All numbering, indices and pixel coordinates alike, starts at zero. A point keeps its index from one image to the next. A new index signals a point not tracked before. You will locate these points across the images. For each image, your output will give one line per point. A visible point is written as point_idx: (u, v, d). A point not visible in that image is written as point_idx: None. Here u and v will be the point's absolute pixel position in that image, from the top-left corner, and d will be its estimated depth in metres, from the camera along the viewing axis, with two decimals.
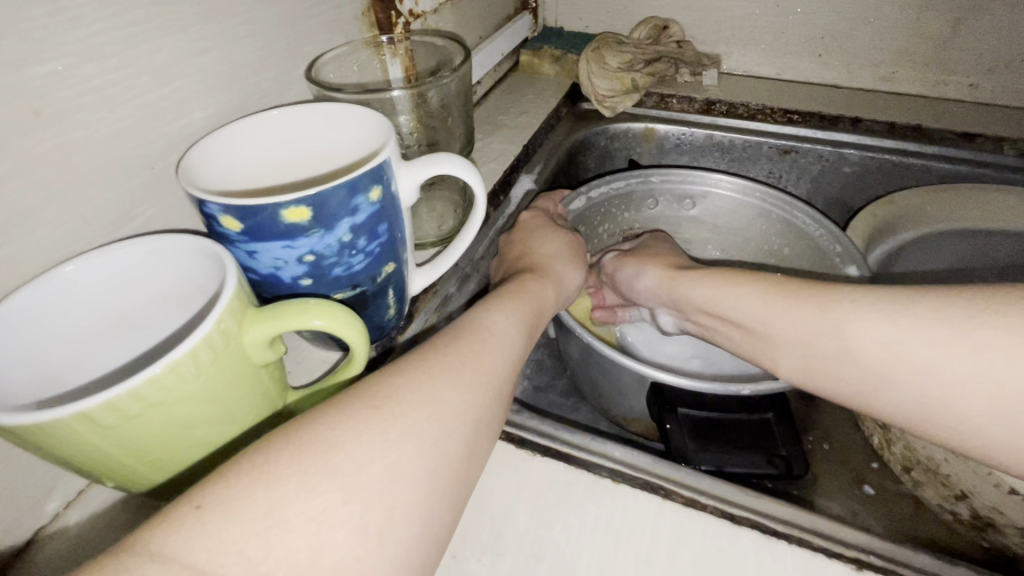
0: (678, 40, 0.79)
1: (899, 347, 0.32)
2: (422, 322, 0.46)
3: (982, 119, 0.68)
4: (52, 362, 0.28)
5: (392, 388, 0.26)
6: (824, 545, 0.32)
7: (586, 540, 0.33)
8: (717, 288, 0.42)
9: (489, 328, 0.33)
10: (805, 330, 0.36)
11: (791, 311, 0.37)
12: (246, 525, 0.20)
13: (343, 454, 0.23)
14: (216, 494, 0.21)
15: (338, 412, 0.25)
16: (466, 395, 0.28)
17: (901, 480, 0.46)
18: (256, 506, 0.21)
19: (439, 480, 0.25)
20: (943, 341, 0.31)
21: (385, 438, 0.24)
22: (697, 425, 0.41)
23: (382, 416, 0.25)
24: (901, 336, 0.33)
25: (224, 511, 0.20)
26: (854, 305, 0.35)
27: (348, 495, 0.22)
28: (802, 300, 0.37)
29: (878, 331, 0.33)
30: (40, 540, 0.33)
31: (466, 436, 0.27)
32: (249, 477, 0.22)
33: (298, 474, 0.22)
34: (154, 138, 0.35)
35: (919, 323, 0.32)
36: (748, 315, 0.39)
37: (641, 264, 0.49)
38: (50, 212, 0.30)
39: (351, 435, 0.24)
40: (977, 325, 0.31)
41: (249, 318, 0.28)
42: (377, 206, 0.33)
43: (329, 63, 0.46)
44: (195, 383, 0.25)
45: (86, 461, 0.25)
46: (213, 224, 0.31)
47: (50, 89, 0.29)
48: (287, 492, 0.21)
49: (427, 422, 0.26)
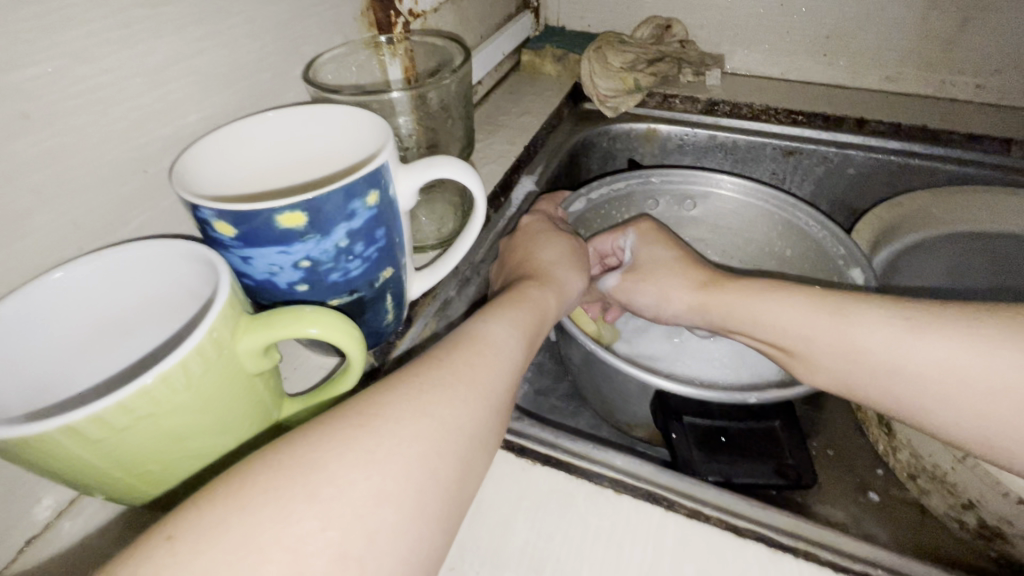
0: (682, 40, 0.79)
1: (936, 365, 0.32)
2: (422, 328, 0.45)
3: (990, 120, 0.67)
4: (43, 371, 0.27)
5: (378, 406, 0.26)
6: (831, 559, 0.32)
7: (587, 552, 0.32)
8: (757, 308, 0.40)
9: (486, 339, 0.32)
10: (843, 345, 0.36)
11: (828, 326, 0.37)
12: (218, 555, 0.20)
13: (323, 476, 0.22)
14: (190, 523, 0.20)
15: (321, 432, 0.24)
16: (458, 410, 0.27)
17: (907, 487, 0.46)
18: (230, 535, 0.20)
19: (426, 501, 0.24)
20: (986, 367, 0.31)
21: (369, 458, 0.24)
22: (703, 434, 0.40)
23: (366, 435, 0.24)
24: (939, 357, 0.32)
25: (196, 544, 0.20)
26: (877, 312, 0.35)
27: (327, 521, 0.21)
28: (818, 304, 0.38)
29: (895, 337, 0.34)
30: (32, 550, 0.32)
31: (456, 452, 0.26)
32: (224, 503, 0.21)
33: (275, 499, 0.21)
34: (147, 142, 0.34)
35: (933, 333, 0.33)
36: (787, 331, 0.38)
37: (662, 284, 0.45)
38: (40, 217, 0.29)
39: (333, 456, 0.23)
40: (1021, 351, 0.30)
41: (240, 328, 0.27)
42: (375, 211, 0.32)
43: (327, 63, 0.45)
44: (188, 393, 0.25)
45: (75, 474, 0.24)
46: (207, 229, 0.30)
47: (40, 93, 0.28)
48: (263, 519, 0.21)
49: (414, 441, 0.25)
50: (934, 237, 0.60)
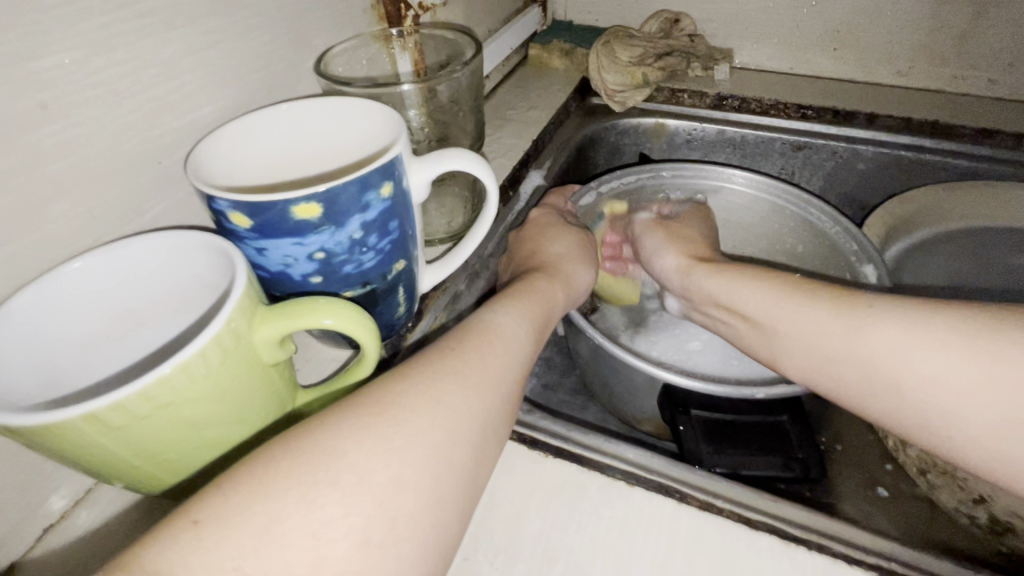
0: (690, 34, 0.78)
1: (945, 381, 0.31)
2: (431, 322, 0.45)
3: (1001, 114, 0.66)
4: (63, 362, 0.27)
5: (395, 393, 0.26)
6: (845, 551, 0.32)
7: (600, 543, 0.32)
8: (735, 285, 0.42)
9: (498, 330, 0.33)
10: (804, 329, 0.37)
11: (796, 310, 0.37)
12: (245, 540, 0.20)
13: (344, 463, 0.23)
14: (212, 507, 0.20)
15: (339, 418, 0.24)
16: (471, 398, 0.27)
17: (916, 482, 0.45)
18: (254, 520, 0.20)
19: (444, 489, 0.24)
20: (936, 351, 0.31)
21: (388, 446, 0.24)
22: (712, 428, 0.40)
23: (385, 423, 0.24)
24: (892, 341, 0.33)
25: (220, 527, 0.20)
26: (892, 320, 0.33)
27: (348, 508, 0.22)
28: (830, 303, 0.36)
29: (907, 349, 0.32)
30: (50, 539, 0.33)
31: (472, 442, 0.26)
32: (246, 489, 0.21)
33: (298, 485, 0.21)
34: (161, 133, 0.34)
35: (949, 346, 0.31)
36: (758, 311, 0.40)
37: (665, 237, 0.51)
38: (58, 207, 0.30)
39: (350, 443, 0.23)
40: (967, 339, 0.31)
41: (258, 318, 0.27)
42: (389, 203, 0.32)
43: (338, 56, 0.45)
44: (206, 382, 0.25)
45: (96, 462, 0.25)
46: (223, 220, 0.30)
47: (57, 83, 0.28)
48: (285, 506, 0.21)
49: (431, 430, 0.25)
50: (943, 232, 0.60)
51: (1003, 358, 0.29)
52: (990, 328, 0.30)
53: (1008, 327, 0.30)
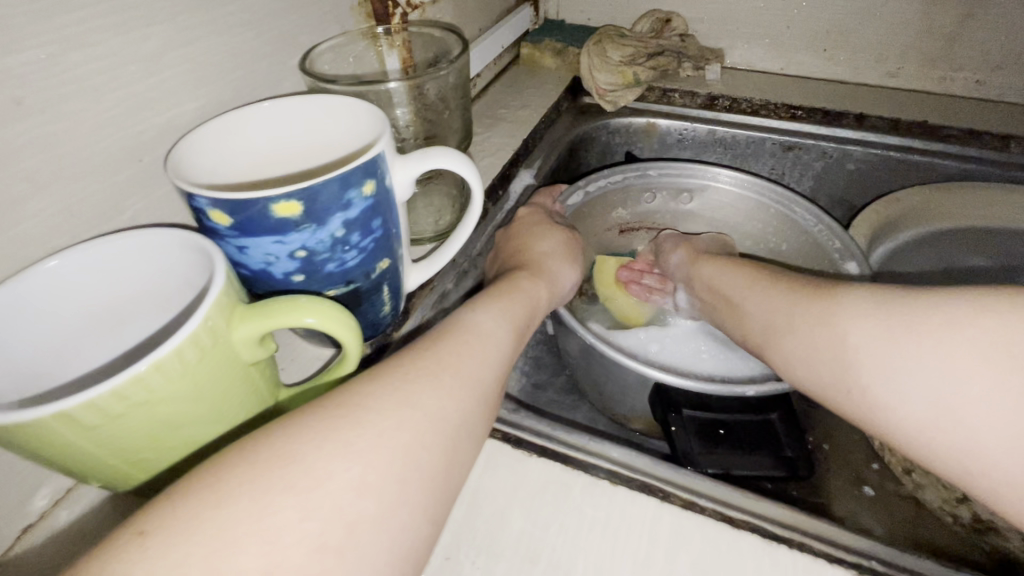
0: (681, 33, 0.78)
1: (901, 368, 0.31)
2: (419, 319, 0.45)
3: (989, 116, 0.67)
4: (38, 360, 0.27)
5: (361, 396, 0.26)
6: (825, 550, 0.32)
7: (582, 542, 0.32)
8: (732, 278, 0.44)
9: (473, 329, 0.32)
10: (786, 318, 0.38)
11: (772, 296, 0.40)
12: (192, 547, 0.19)
13: (304, 467, 0.22)
14: (160, 518, 0.20)
15: (302, 424, 0.24)
16: (442, 401, 0.27)
17: (902, 481, 0.46)
18: (203, 528, 0.20)
19: (408, 493, 0.24)
20: (884, 334, 0.32)
21: (350, 449, 0.23)
22: (702, 427, 0.40)
23: (348, 427, 0.24)
24: (843, 326, 0.34)
25: (168, 534, 0.20)
26: (865, 311, 0.34)
27: (306, 512, 0.21)
28: (812, 296, 0.37)
29: (873, 338, 0.33)
30: (27, 539, 0.32)
31: (442, 445, 0.26)
32: (200, 496, 0.21)
33: (252, 492, 0.21)
34: (141, 129, 0.34)
35: (910, 335, 0.31)
36: (742, 297, 0.43)
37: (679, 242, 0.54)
38: (34, 203, 0.29)
39: (314, 447, 0.23)
40: (909, 322, 0.32)
41: (238, 314, 0.27)
42: (371, 201, 0.32)
43: (324, 53, 0.45)
44: (183, 380, 0.25)
45: (69, 461, 0.24)
46: (203, 218, 0.30)
47: (33, 78, 0.28)
48: (239, 511, 0.21)
49: (397, 432, 0.25)
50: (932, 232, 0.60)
51: (938, 340, 0.30)
52: (931, 311, 0.31)
53: (949, 310, 0.31)
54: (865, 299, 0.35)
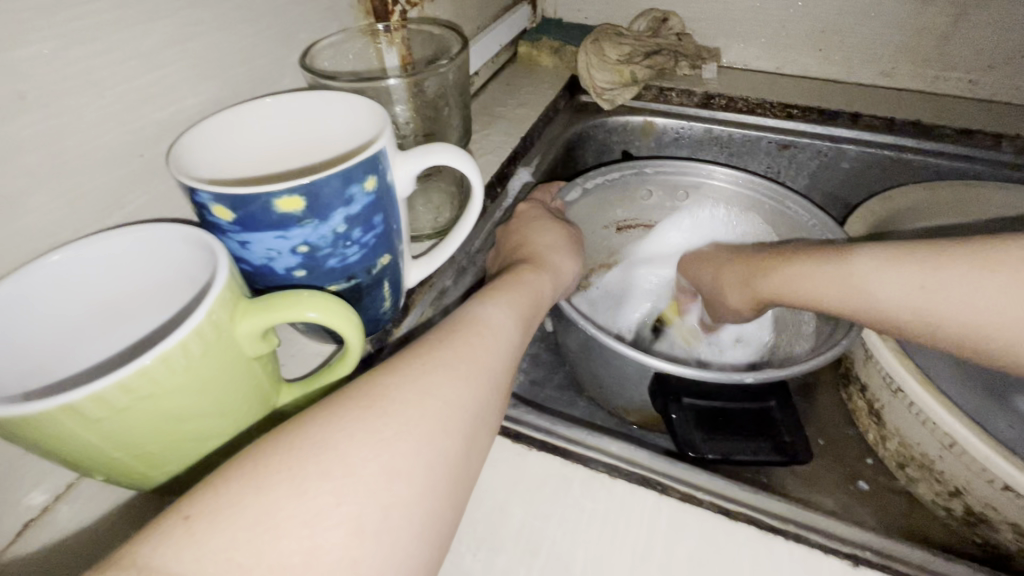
0: (678, 33, 0.78)
1: (949, 300, 0.34)
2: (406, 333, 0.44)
3: (981, 116, 0.67)
4: (39, 353, 0.27)
5: (384, 387, 0.26)
6: (820, 541, 0.32)
7: (582, 535, 0.32)
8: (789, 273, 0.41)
9: (485, 321, 0.33)
10: (813, 279, 0.39)
11: (818, 271, 0.39)
12: (237, 532, 0.20)
13: (335, 454, 0.23)
14: (202, 503, 0.21)
15: (330, 414, 0.24)
16: (461, 389, 0.28)
17: (895, 475, 0.46)
18: (246, 512, 0.20)
19: (436, 478, 0.25)
20: (940, 275, 0.34)
21: (379, 437, 0.24)
22: (703, 416, 0.41)
23: (374, 416, 0.24)
24: (895, 282, 0.36)
25: (211, 520, 0.20)
26: (882, 260, 0.37)
27: (342, 497, 0.22)
28: (827, 257, 0.39)
29: (905, 277, 0.35)
30: (27, 533, 0.33)
31: (464, 430, 0.27)
32: (239, 483, 0.21)
33: (289, 478, 0.22)
34: (142, 125, 0.34)
35: (943, 269, 0.34)
36: (791, 284, 0.41)
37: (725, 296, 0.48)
38: (36, 197, 0.29)
39: (344, 436, 0.23)
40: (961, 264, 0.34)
41: (239, 310, 0.27)
42: (372, 197, 0.32)
43: (323, 50, 0.45)
44: (186, 374, 0.25)
45: (73, 454, 0.24)
46: (204, 213, 0.30)
47: (35, 73, 0.28)
48: (278, 497, 0.21)
49: (421, 420, 0.25)
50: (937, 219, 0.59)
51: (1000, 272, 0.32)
52: (974, 247, 0.34)
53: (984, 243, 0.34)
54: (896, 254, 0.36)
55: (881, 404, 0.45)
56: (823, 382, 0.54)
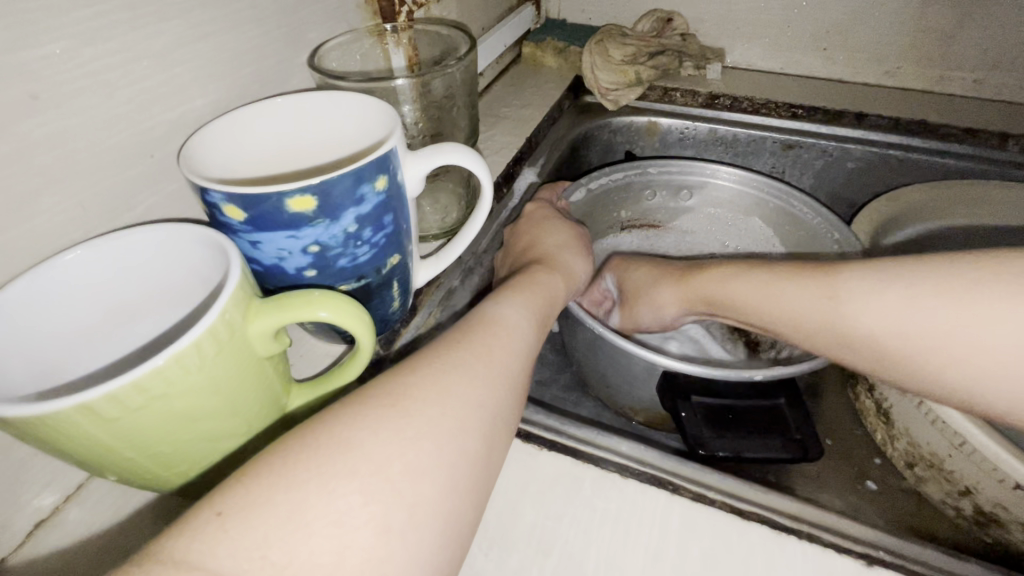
0: (682, 33, 0.79)
1: (933, 331, 0.33)
2: (414, 333, 0.44)
3: (987, 115, 0.67)
4: (52, 354, 0.27)
5: (406, 385, 0.26)
6: (833, 540, 0.32)
7: (594, 535, 0.32)
8: (763, 288, 0.40)
9: (501, 321, 0.33)
10: (795, 305, 0.39)
11: (799, 292, 0.38)
12: (267, 530, 0.20)
13: (362, 453, 0.23)
14: (234, 499, 0.21)
15: (353, 412, 0.24)
16: (481, 388, 0.28)
17: (904, 475, 0.46)
18: (276, 510, 0.20)
19: (458, 477, 0.25)
20: (922, 307, 0.33)
21: (402, 436, 0.24)
22: (712, 413, 0.41)
23: (396, 414, 0.24)
24: (888, 308, 0.34)
25: (242, 517, 0.20)
26: (868, 287, 0.35)
27: (368, 496, 0.22)
28: (809, 281, 0.38)
29: (889, 308, 0.34)
30: (38, 534, 0.32)
31: (484, 429, 0.27)
32: (267, 481, 0.21)
33: (316, 476, 0.22)
34: (153, 125, 0.34)
35: (928, 300, 0.33)
36: (766, 304, 0.40)
37: (652, 301, 0.48)
38: (48, 198, 0.29)
39: (368, 435, 0.23)
40: (964, 288, 0.32)
41: (254, 309, 0.27)
42: (383, 196, 0.32)
43: (331, 51, 0.45)
44: (200, 374, 0.25)
45: (91, 454, 0.24)
46: (216, 213, 0.30)
47: (47, 73, 0.28)
48: (306, 496, 0.21)
49: (442, 420, 0.25)
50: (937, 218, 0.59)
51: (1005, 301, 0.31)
52: (970, 269, 0.33)
53: (996, 265, 0.32)
54: (886, 277, 0.35)
55: (890, 403, 0.45)
56: (829, 383, 0.54)
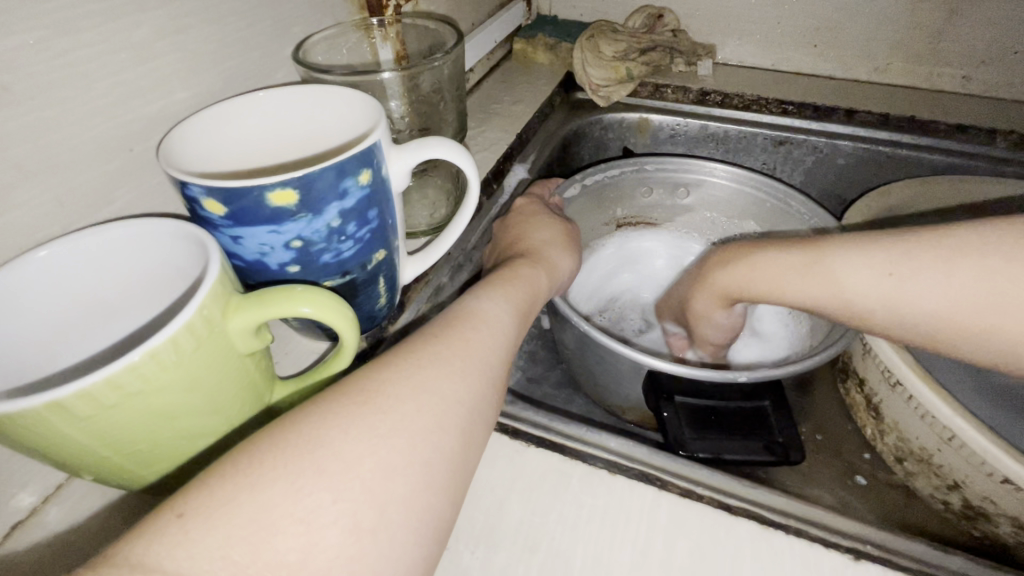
0: (674, 29, 0.78)
1: (934, 303, 0.32)
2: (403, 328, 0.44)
3: (975, 112, 0.68)
4: (26, 350, 0.27)
5: (380, 382, 0.26)
6: (820, 535, 0.32)
7: (581, 532, 0.32)
8: (762, 271, 0.39)
9: (479, 315, 0.32)
10: (791, 283, 0.37)
11: (812, 278, 0.36)
12: (232, 531, 0.19)
13: (332, 452, 0.22)
14: (198, 501, 0.20)
15: (325, 409, 0.24)
16: (457, 384, 0.27)
17: (893, 470, 0.46)
18: (242, 510, 0.20)
19: (433, 475, 0.24)
20: (920, 278, 0.32)
21: (374, 433, 0.23)
22: (692, 413, 0.40)
23: (369, 412, 0.24)
24: (922, 286, 0.32)
25: (205, 518, 0.20)
26: (866, 262, 0.34)
27: (338, 495, 0.21)
28: (804, 258, 0.37)
29: (889, 280, 0.33)
30: (16, 534, 0.32)
31: (460, 425, 0.26)
32: (234, 481, 0.21)
33: (284, 476, 0.21)
34: (132, 118, 0.33)
35: (927, 270, 0.32)
36: (769, 286, 0.38)
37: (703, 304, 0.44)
38: (22, 192, 0.29)
39: (339, 432, 0.23)
40: (985, 255, 0.31)
41: (229, 305, 0.26)
42: (367, 191, 0.32)
43: (317, 44, 0.45)
44: (178, 370, 0.24)
45: (61, 453, 0.24)
46: (196, 207, 0.30)
47: (20, 64, 0.27)
48: (273, 495, 0.21)
49: (416, 417, 0.25)
50: (927, 207, 0.59)
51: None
52: (972, 233, 0.32)
53: (996, 230, 0.31)
54: (897, 249, 0.34)
55: (880, 398, 0.45)
56: (820, 379, 0.54)
